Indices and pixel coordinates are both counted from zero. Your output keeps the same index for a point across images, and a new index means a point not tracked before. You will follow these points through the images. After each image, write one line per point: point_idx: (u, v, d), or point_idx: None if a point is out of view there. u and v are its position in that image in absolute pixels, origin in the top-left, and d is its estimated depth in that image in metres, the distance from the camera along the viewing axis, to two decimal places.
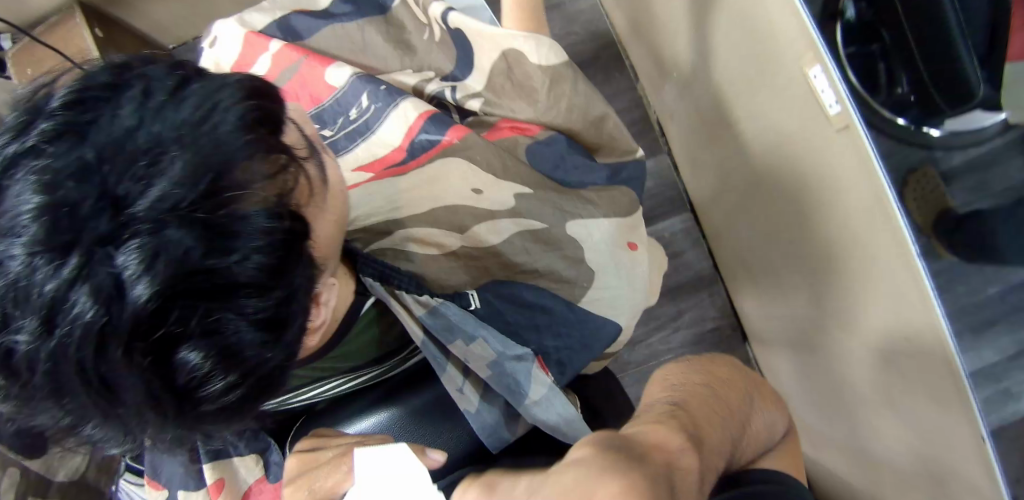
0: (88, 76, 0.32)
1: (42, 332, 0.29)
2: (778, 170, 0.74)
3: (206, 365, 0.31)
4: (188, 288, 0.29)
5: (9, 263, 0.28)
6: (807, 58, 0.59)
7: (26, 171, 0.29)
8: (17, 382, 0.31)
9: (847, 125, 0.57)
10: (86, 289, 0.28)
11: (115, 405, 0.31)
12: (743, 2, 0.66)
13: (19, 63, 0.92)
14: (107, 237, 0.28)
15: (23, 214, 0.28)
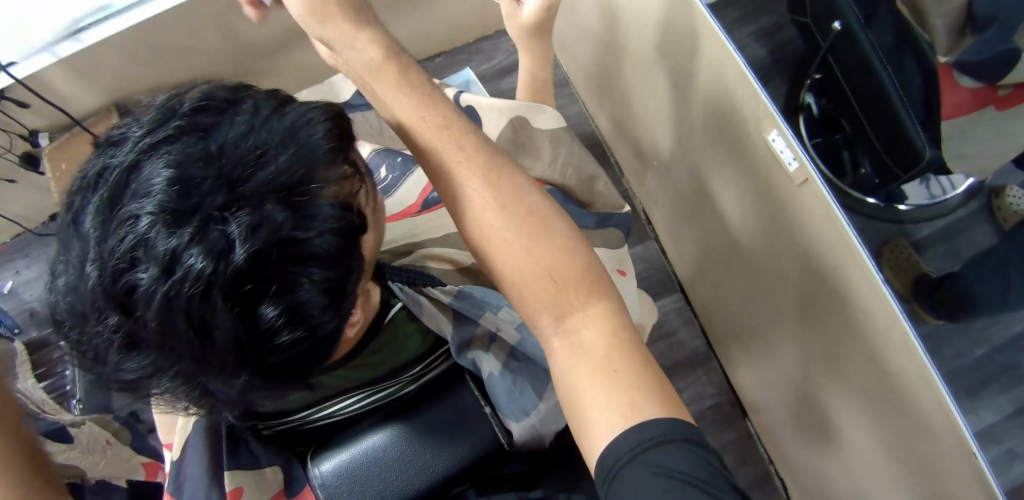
0: (211, 91, 0.37)
1: (160, 278, 0.31)
2: (751, 224, 0.81)
3: (277, 324, 0.34)
4: (277, 251, 0.33)
5: (137, 221, 0.32)
6: (765, 124, 0.67)
7: (161, 153, 0.33)
8: (127, 334, 0.34)
9: (806, 178, 0.64)
10: (199, 246, 0.31)
11: (209, 349, 0.34)
12: (709, 88, 0.76)
13: (56, 157, 1.03)
14: (223, 207, 0.32)
15: (154, 183, 0.32)
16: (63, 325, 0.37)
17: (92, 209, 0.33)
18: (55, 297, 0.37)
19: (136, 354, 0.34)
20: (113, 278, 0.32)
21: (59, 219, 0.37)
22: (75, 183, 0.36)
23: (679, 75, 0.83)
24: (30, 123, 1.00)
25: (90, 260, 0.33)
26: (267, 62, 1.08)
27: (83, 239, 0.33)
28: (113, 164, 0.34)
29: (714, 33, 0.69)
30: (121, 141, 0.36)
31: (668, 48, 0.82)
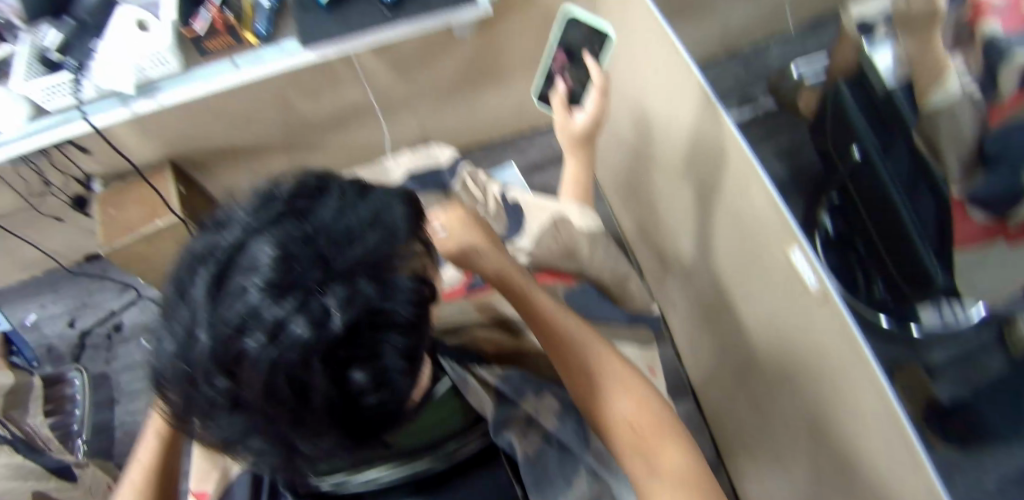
0: (301, 177, 0.41)
1: (266, 345, 0.34)
2: (769, 330, 0.83)
3: (365, 387, 0.37)
4: (366, 320, 0.36)
5: (247, 295, 0.35)
6: (787, 241, 0.71)
7: (264, 234, 0.36)
8: (229, 395, 0.36)
9: (826, 298, 0.67)
10: (302, 316, 0.34)
11: (305, 409, 0.36)
12: (735, 203, 0.81)
13: (106, 200, 1.13)
14: (320, 282, 0.35)
15: (261, 261, 0.35)
16: (166, 381, 0.40)
17: (202, 282, 0.36)
18: (162, 357, 0.40)
19: (235, 413, 0.37)
20: (223, 343, 0.35)
21: (167, 289, 0.40)
22: (185, 257, 0.40)
23: (702, 186, 0.89)
24: (88, 168, 1.11)
25: (202, 327, 0.36)
26: (318, 138, 1.18)
27: (195, 308, 0.36)
28: (221, 242, 0.38)
29: (739, 147, 0.75)
30: (229, 220, 0.39)
31: (693, 160, 0.89)
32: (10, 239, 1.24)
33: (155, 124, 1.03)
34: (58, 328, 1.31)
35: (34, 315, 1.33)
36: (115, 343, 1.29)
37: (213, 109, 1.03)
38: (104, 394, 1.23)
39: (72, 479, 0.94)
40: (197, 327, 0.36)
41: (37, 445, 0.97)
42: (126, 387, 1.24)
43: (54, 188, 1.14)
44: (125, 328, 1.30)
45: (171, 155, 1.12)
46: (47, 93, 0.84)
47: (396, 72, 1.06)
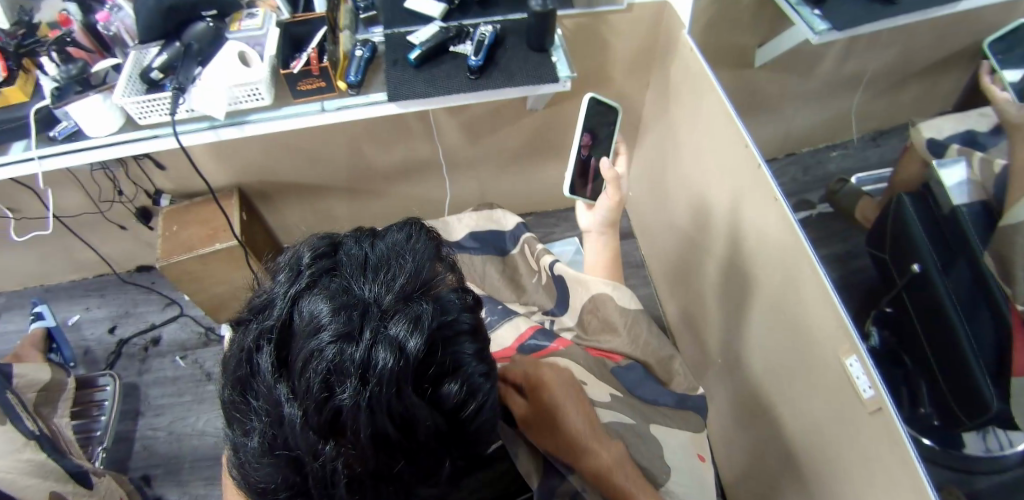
0: (314, 243, 0.46)
1: (360, 387, 0.38)
2: (811, 435, 0.80)
3: (458, 397, 0.42)
4: (432, 339, 0.41)
5: (324, 351, 0.39)
6: (844, 349, 0.71)
7: (312, 298, 0.41)
8: (342, 460, 0.40)
9: (880, 408, 0.66)
10: (384, 346, 0.39)
11: (415, 435, 0.41)
12: (781, 299, 0.82)
13: (170, 218, 1.17)
14: (381, 317, 0.40)
15: (322, 319, 0.40)
16: (257, 477, 0.43)
17: (269, 366, 0.40)
18: (248, 456, 0.42)
19: (345, 474, 0.40)
20: (316, 408, 0.39)
21: (229, 397, 0.43)
22: (233, 361, 0.43)
23: (751, 279, 0.90)
24: (159, 183, 1.17)
25: (288, 403, 0.39)
26: (381, 186, 1.28)
27: (272, 390, 0.40)
28: (269, 324, 0.42)
29: (799, 244, 0.76)
30: (268, 307, 0.44)
31: (744, 253, 0.90)
32: (72, 240, 1.30)
33: (233, 150, 1.10)
34: (96, 334, 1.34)
35: (77, 316, 1.36)
36: (149, 356, 1.30)
37: (291, 147, 1.12)
38: (132, 404, 1.24)
39: (88, 484, 0.94)
40: (283, 408, 0.39)
41: (61, 445, 0.98)
42: (154, 401, 1.25)
43: (125, 197, 1.20)
44: (162, 342, 1.32)
45: (240, 183, 1.19)
46: (143, 109, 0.89)
47: (467, 134, 1.18)
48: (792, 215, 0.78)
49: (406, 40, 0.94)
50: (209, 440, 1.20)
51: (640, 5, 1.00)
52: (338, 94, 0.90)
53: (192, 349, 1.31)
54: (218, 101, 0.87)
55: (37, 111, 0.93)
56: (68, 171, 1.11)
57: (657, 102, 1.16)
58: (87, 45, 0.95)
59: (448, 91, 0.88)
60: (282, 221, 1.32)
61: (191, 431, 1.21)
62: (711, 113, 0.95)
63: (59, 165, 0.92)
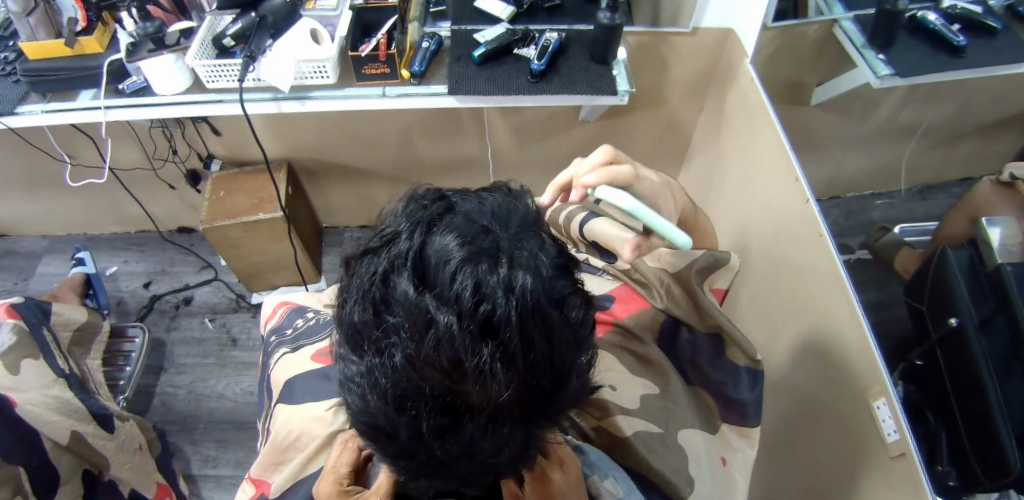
0: (413, 188, 0.43)
1: (507, 299, 0.36)
2: (823, 474, 0.79)
3: (585, 318, 0.40)
4: (560, 262, 0.39)
5: (466, 269, 0.36)
6: (874, 391, 0.69)
7: (435, 226, 0.38)
8: (490, 376, 0.37)
9: (903, 453, 0.65)
10: (520, 265, 0.37)
11: (553, 353, 0.38)
12: (814, 334, 0.81)
13: (217, 183, 1.20)
14: (509, 241, 0.37)
15: (453, 241, 0.37)
16: (393, 406, 0.39)
17: (410, 285, 0.36)
18: (382, 383, 0.38)
19: (500, 390, 0.37)
20: (469, 316, 0.36)
21: (354, 324, 0.39)
22: (357, 286, 0.38)
23: (788, 312, 0.89)
24: (213, 148, 1.20)
25: (437, 312, 0.36)
26: (425, 179, 1.30)
27: (415, 305, 0.36)
28: (398, 247, 0.38)
29: (841, 282, 0.76)
30: (389, 236, 0.39)
31: (783, 284, 0.90)
32: (121, 194, 1.34)
33: (290, 124, 1.13)
34: (130, 287, 1.38)
35: (115, 268, 1.41)
36: (180, 314, 1.34)
37: (345, 129, 1.15)
38: (156, 359, 1.27)
39: (109, 430, 0.95)
40: (432, 321, 0.36)
41: (89, 387, 1.01)
42: (178, 359, 1.28)
43: (177, 158, 1.24)
44: (193, 303, 1.35)
45: (290, 157, 1.22)
46: (212, 73, 0.92)
47: (517, 138, 1.20)
48: (836, 253, 0.78)
49: (473, 37, 0.96)
50: (227, 404, 1.22)
51: (704, 30, 1.02)
52: (401, 82, 0.92)
53: (221, 313, 1.34)
54: (286, 74, 0.89)
55: (111, 62, 0.96)
56: (128, 126, 1.16)
57: (708, 128, 1.16)
58: (166, 5, 0.98)
59: (510, 92, 0.90)
60: (324, 200, 1.36)
61: (210, 394, 1.23)
62: (762, 143, 0.96)
63: (122, 117, 0.95)
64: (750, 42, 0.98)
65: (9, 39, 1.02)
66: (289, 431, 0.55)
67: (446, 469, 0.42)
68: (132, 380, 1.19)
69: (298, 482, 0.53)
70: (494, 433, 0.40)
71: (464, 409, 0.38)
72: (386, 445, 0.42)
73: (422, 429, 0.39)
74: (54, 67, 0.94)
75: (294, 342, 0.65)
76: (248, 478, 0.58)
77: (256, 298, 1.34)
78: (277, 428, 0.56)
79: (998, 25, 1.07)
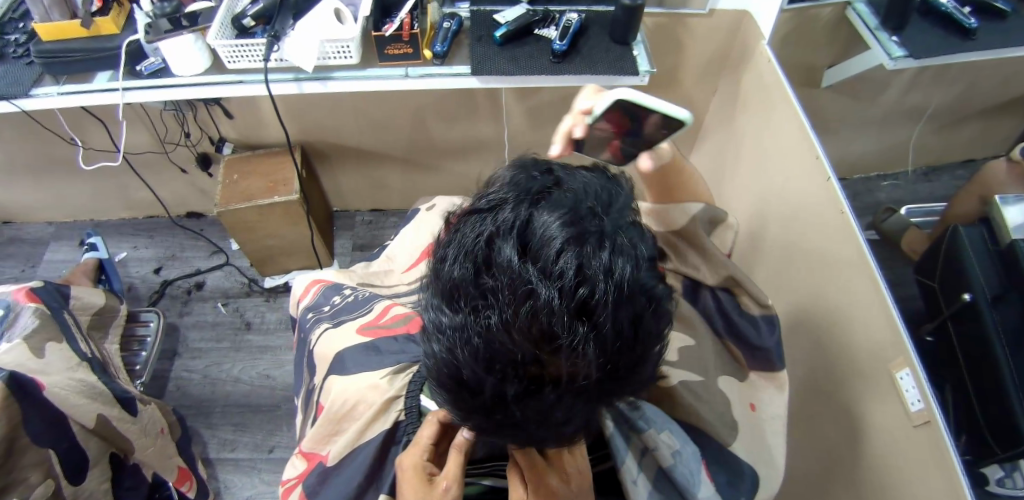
0: (524, 166, 0.45)
1: (605, 283, 0.38)
2: (839, 445, 0.80)
3: (665, 313, 0.42)
4: (650, 257, 0.42)
5: (570, 250, 0.38)
6: (897, 362, 0.71)
7: (544, 204, 0.40)
8: (580, 352, 0.39)
9: (927, 421, 0.66)
10: (619, 251, 0.39)
11: (637, 337, 0.40)
12: (833, 308, 0.83)
13: (231, 166, 1.20)
14: (611, 230, 0.40)
15: (562, 221, 0.39)
16: (480, 366, 0.40)
17: (514, 254, 0.38)
18: (473, 343, 0.39)
19: (587, 364, 0.39)
20: (569, 292, 0.38)
21: (452, 282, 0.40)
22: (460, 247, 0.40)
23: (805, 288, 0.90)
24: (225, 132, 1.20)
25: (539, 286, 0.38)
26: (437, 161, 1.30)
27: (519, 274, 0.38)
28: (505, 217, 0.39)
29: (862, 257, 0.77)
30: (495, 206, 0.41)
31: (801, 262, 0.91)
32: (131, 178, 1.33)
33: (304, 105, 1.13)
34: (141, 272, 1.37)
35: (125, 253, 1.40)
36: (192, 299, 1.34)
37: (359, 110, 1.15)
38: (170, 343, 1.27)
39: (134, 412, 0.93)
40: (534, 291, 0.38)
41: (109, 369, 1.01)
42: (191, 344, 1.28)
43: (189, 141, 1.23)
44: (205, 288, 1.35)
45: (303, 140, 1.22)
46: (233, 53, 0.91)
47: (532, 120, 1.20)
48: (858, 228, 0.80)
49: (493, 18, 0.96)
50: (243, 387, 1.22)
51: (720, 12, 1.02)
52: (423, 63, 0.93)
53: (234, 297, 1.34)
54: (309, 54, 0.89)
55: (128, 44, 0.95)
56: (141, 109, 1.14)
57: (722, 109, 1.17)
58: None
59: (532, 72, 0.90)
60: (335, 183, 1.35)
61: (225, 378, 1.23)
62: (780, 123, 0.97)
63: (140, 99, 0.94)
64: (767, 24, 0.99)
65: (20, 20, 1.00)
66: (344, 400, 0.56)
67: (516, 432, 0.43)
68: (148, 365, 1.19)
69: (357, 448, 0.54)
70: (571, 404, 0.41)
71: (548, 381, 0.40)
72: (461, 405, 0.43)
73: (505, 392, 0.40)
74: (71, 47, 0.92)
75: (335, 318, 0.66)
76: (298, 452, 0.59)
77: (268, 282, 1.34)
78: (332, 397, 0.57)
79: (1009, 7, 1.07)
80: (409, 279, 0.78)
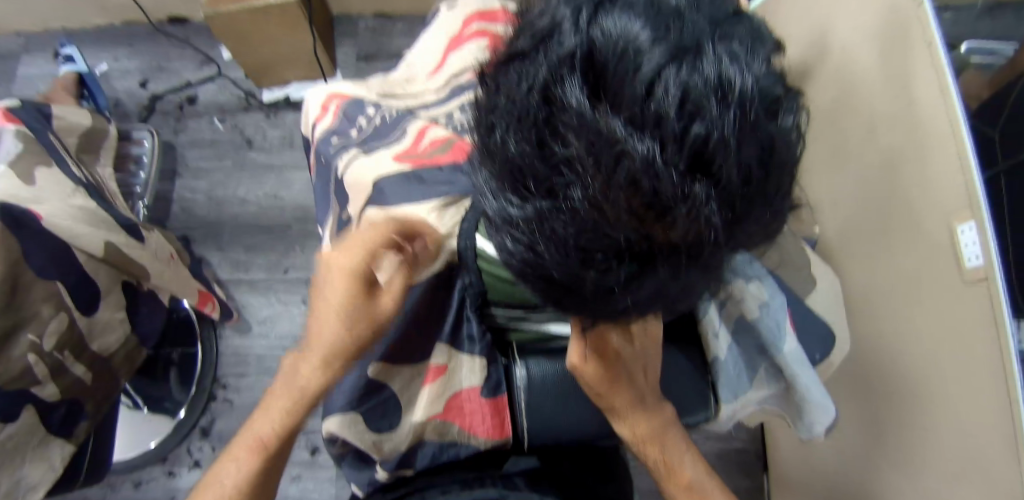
0: None
1: (726, 110, 0.24)
2: (877, 294, 0.79)
3: (794, 135, 0.28)
4: (765, 55, 0.27)
5: (671, 69, 0.24)
6: (959, 214, 0.65)
7: (613, 14, 0.26)
8: (708, 216, 0.26)
9: (986, 278, 0.60)
10: (727, 57, 0.25)
11: (769, 178, 0.27)
12: (891, 152, 0.76)
13: None
14: (710, 31, 0.25)
15: (644, 32, 0.24)
16: (573, 262, 0.29)
17: (584, 102, 0.25)
18: (558, 234, 0.28)
19: (708, 230, 0.27)
20: (676, 141, 0.24)
21: (509, 161, 0.28)
22: (510, 110, 0.28)
23: (862, 129, 0.82)
24: None
25: (630, 140, 0.24)
26: None
27: (597, 129, 0.25)
28: (559, 49, 0.26)
29: (944, 90, 0.66)
30: (545, 31, 0.27)
31: (860, 98, 0.82)
32: None
33: None
34: (127, 86, 1.25)
35: (106, 65, 1.26)
36: (185, 115, 1.23)
37: None
38: (170, 164, 1.20)
39: (140, 239, 0.87)
40: (624, 153, 0.24)
41: (106, 195, 0.94)
42: (191, 164, 1.21)
43: None
44: (199, 102, 1.24)
45: None
46: None
47: None
48: (945, 56, 0.67)
49: None
50: (250, 209, 1.18)
51: None
52: None
53: (231, 113, 1.24)
54: None
55: None
56: None
57: None
58: None
59: None
60: None
61: (233, 199, 1.18)
62: None
63: None
64: None
65: None
66: None
67: (616, 318, 0.34)
68: (149, 186, 1.12)
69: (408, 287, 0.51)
70: (688, 282, 0.30)
71: (659, 257, 0.28)
72: (552, 297, 0.34)
73: (610, 281, 0.29)
74: None
75: (365, 142, 0.60)
76: None
77: (266, 95, 1.23)
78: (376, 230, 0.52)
79: None
80: (432, 84, 0.68)
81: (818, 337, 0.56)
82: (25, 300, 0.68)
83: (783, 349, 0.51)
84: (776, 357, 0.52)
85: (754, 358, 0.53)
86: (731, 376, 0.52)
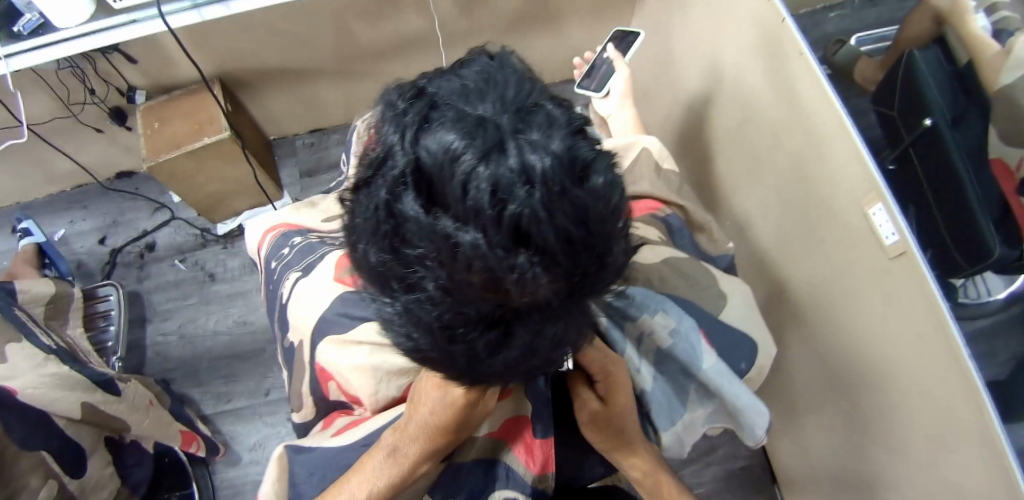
0: (394, 90, 0.33)
1: (531, 192, 0.27)
2: (821, 290, 0.82)
3: (613, 188, 0.30)
4: (573, 126, 0.29)
5: (481, 168, 0.27)
6: (868, 198, 0.69)
7: (433, 126, 0.28)
8: (540, 279, 0.29)
9: (903, 252, 0.65)
10: (531, 143, 0.27)
11: (592, 234, 0.29)
12: (797, 155, 0.81)
13: (150, 115, 1.09)
14: (514, 124, 0.28)
15: (456, 139, 0.27)
16: (443, 339, 0.33)
17: (419, 211, 0.28)
18: (426, 321, 0.32)
19: (545, 290, 0.30)
20: (495, 226, 0.27)
21: (375, 268, 0.32)
22: (367, 225, 0.31)
23: (768, 142, 0.88)
24: (132, 78, 1.08)
25: (458, 234, 0.28)
26: (370, 67, 1.19)
27: (432, 231, 0.28)
28: (392, 169, 0.29)
29: (825, 96, 0.73)
30: (381, 156, 0.30)
31: (759, 114, 0.89)
32: (45, 151, 1.21)
33: (206, 37, 1.01)
34: (86, 246, 1.29)
35: (63, 230, 1.30)
36: (147, 262, 1.27)
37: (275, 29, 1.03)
38: (138, 311, 1.23)
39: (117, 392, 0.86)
40: (455, 241, 0.28)
41: (78, 356, 0.96)
42: (159, 307, 1.23)
43: (97, 98, 1.10)
44: (158, 247, 1.28)
45: (222, 71, 1.11)
46: None
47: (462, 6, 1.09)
48: (821, 72, 0.74)
49: None
50: (222, 339, 1.20)
51: None
52: None
53: (190, 251, 1.27)
54: None
55: None
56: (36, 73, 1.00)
57: None
58: None
59: None
60: (265, 111, 1.25)
61: (203, 333, 1.20)
62: None
63: (26, 65, 0.83)
64: None
65: None
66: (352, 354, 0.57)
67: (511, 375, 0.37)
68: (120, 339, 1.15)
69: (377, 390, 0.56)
70: (552, 334, 0.34)
71: (515, 318, 0.32)
72: (450, 373, 0.37)
73: (481, 347, 0.33)
74: None
75: (303, 264, 0.66)
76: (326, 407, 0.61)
77: (221, 228, 1.28)
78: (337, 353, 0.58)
79: None
80: None
81: (739, 349, 0.61)
82: (13, 474, 0.70)
83: (704, 366, 0.55)
84: (699, 376, 0.56)
85: (681, 382, 0.57)
86: (656, 400, 0.57)
